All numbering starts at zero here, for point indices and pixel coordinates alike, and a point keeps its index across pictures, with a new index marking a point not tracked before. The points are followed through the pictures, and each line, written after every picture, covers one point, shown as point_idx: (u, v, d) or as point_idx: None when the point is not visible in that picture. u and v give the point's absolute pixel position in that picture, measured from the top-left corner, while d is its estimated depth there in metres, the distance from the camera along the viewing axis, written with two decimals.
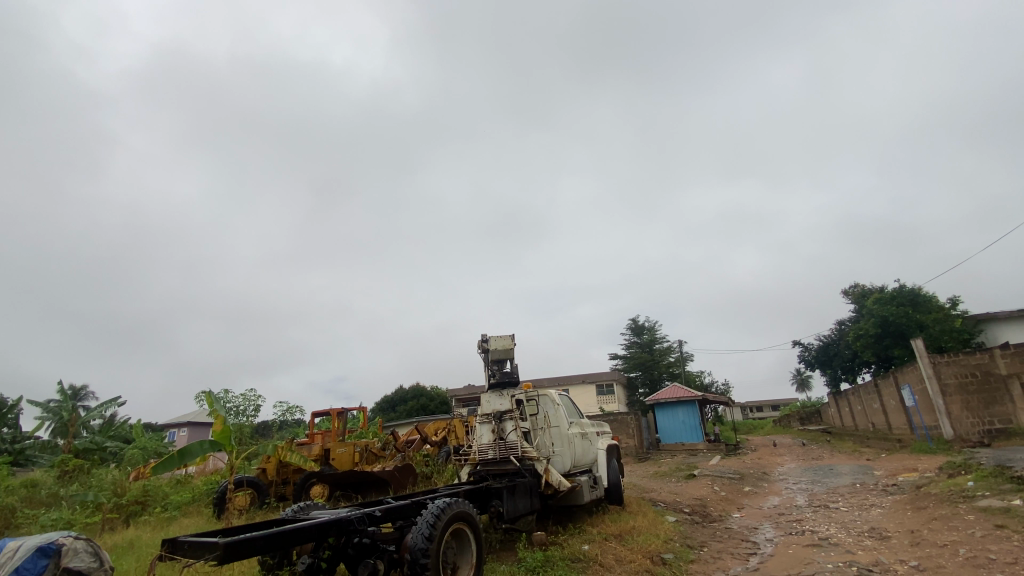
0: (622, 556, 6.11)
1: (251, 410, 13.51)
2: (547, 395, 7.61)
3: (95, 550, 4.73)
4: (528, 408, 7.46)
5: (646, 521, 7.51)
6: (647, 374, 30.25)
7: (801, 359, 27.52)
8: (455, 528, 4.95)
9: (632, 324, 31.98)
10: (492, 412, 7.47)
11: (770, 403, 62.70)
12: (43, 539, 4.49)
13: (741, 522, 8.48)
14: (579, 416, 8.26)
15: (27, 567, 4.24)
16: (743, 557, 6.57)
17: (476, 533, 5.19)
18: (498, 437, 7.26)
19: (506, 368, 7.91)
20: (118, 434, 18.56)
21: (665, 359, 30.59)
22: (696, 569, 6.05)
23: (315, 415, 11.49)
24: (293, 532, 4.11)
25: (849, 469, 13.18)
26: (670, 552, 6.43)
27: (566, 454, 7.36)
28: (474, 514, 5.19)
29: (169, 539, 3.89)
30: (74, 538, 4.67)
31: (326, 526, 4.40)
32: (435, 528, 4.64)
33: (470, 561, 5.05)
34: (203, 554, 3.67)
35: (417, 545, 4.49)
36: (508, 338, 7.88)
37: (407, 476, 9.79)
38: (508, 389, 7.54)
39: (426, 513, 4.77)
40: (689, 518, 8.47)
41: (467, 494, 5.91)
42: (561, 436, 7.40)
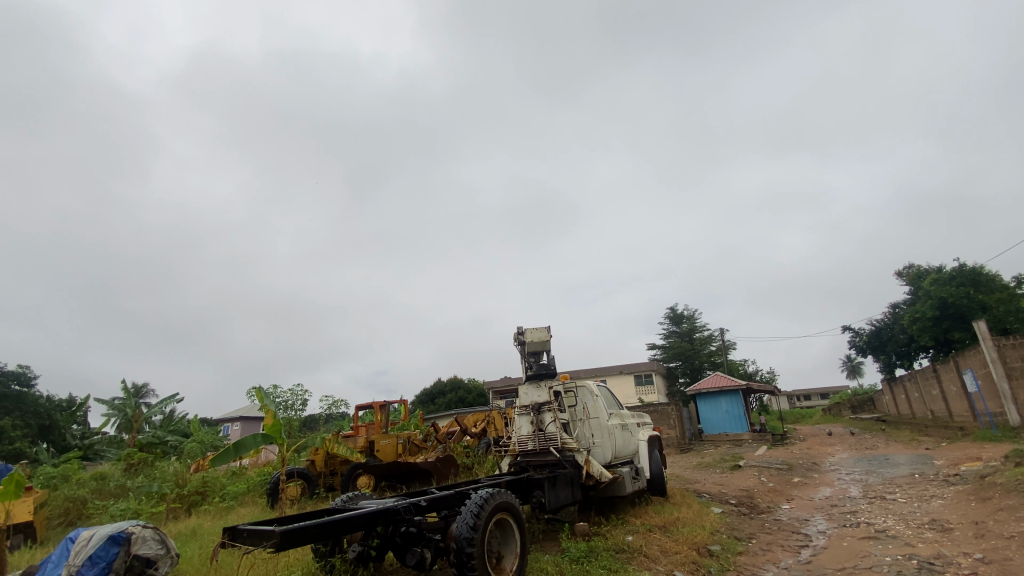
0: (668, 547, 6.04)
1: (299, 405, 14.05)
2: (585, 386, 7.54)
3: (161, 538, 5.05)
4: (567, 399, 7.44)
5: (691, 512, 7.38)
6: (688, 364, 29.64)
7: (851, 345, 26.35)
8: (499, 518, 5.00)
9: (670, 313, 31.31)
10: (530, 403, 7.49)
11: (818, 391, 60.42)
12: (114, 528, 4.81)
13: (790, 513, 8.23)
14: (619, 407, 8.17)
15: (100, 554, 4.54)
16: (794, 549, 6.38)
17: (519, 523, 5.22)
18: (537, 429, 7.27)
19: (543, 360, 7.89)
20: (177, 429, 19.65)
21: (706, 348, 29.86)
22: (745, 561, 5.90)
23: (358, 408, 11.83)
24: (343, 521, 4.25)
25: (906, 458, 12.55)
26: (717, 544, 6.30)
27: (606, 444, 7.29)
28: (516, 504, 5.23)
29: (229, 527, 4.10)
30: (141, 526, 4.99)
31: (375, 515, 4.53)
32: (480, 518, 4.70)
33: (515, 550, 5.08)
34: (260, 541, 3.85)
35: (462, 534, 4.57)
36: (544, 330, 7.86)
37: (449, 467, 9.99)
38: (546, 381, 7.54)
39: (470, 503, 4.83)
40: (735, 509, 8.28)
41: (508, 485, 5.96)
42: (601, 428, 7.33)
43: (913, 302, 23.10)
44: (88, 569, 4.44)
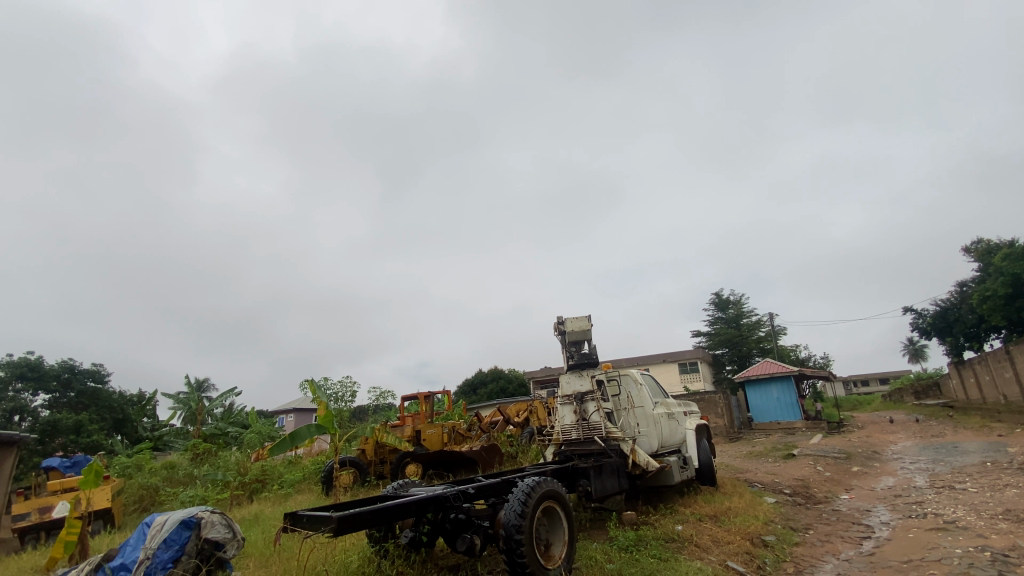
0: (720, 537, 5.91)
1: (348, 396, 14.55)
2: (628, 375, 7.42)
3: (228, 522, 5.37)
4: (610, 388, 7.36)
5: (743, 502, 7.19)
6: (735, 351, 28.71)
7: (913, 327, 24.81)
8: (546, 506, 5.03)
9: (716, 299, 30.33)
10: (572, 393, 7.45)
11: (878, 376, 57.48)
12: (185, 514, 5.14)
13: (850, 503, 7.88)
14: (665, 396, 8.02)
15: (174, 538, 4.88)
16: (855, 541, 6.11)
17: (566, 511, 5.23)
18: (581, 418, 7.24)
19: (584, 349, 7.84)
20: (237, 421, 20.76)
21: (754, 334, 28.82)
22: (802, 553, 5.71)
23: (404, 399, 12.14)
24: (396, 507, 4.38)
25: (977, 446, 11.75)
26: (772, 534, 6.12)
27: (652, 433, 7.17)
28: (563, 493, 5.24)
29: (290, 513, 4.31)
30: (210, 511, 5.31)
31: (425, 502, 4.64)
32: (528, 506, 4.74)
33: (564, 538, 5.10)
34: (318, 526, 4.02)
35: (510, 521, 4.62)
36: (585, 319, 7.79)
37: (493, 455, 10.15)
38: (588, 370, 7.48)
39: (517, 491, 4.88)
40: (790, 499, 8.01)
41: (554, 473, 5.98)
42: (647, 417, 7.21)
43: (983, 279, 21.47)
44: (162, 551, 4.78)
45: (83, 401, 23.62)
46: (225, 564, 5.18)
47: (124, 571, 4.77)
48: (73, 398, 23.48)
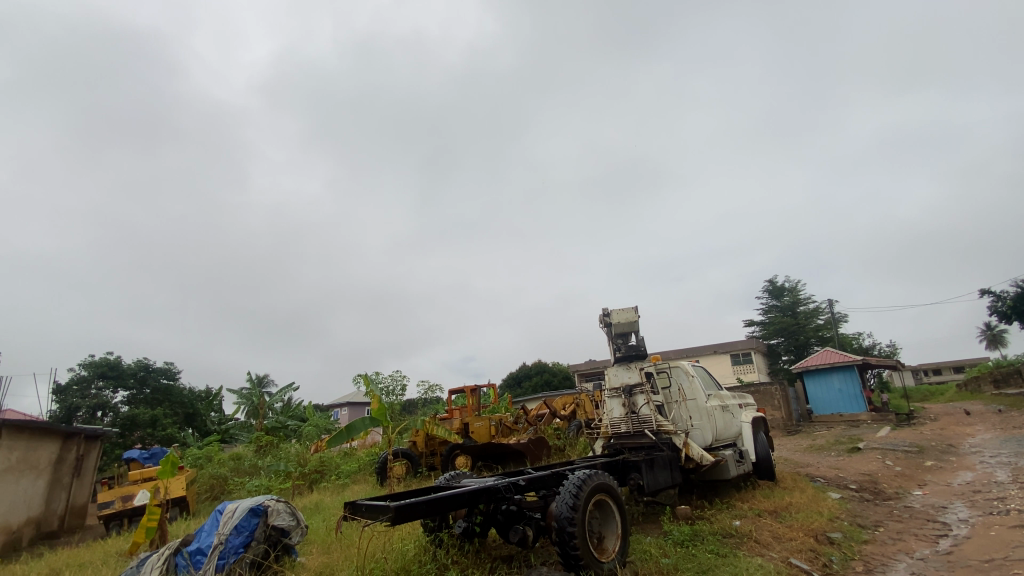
0: (781, 533, 5.69)
1: (399, 390, 14.98)
2: (679, 366, 7.24)
3: (292, 510, 5.66)
4: (660, 381, 7.21)
5: (805, 497, 6.89)
6: (791, 341, 27.45)
7: (991, 311, 22.89)
8: (598, 499, 4.99)
9: (770, 286, 29.01)
10: (620, 385, 7.34)
11: (952, 365, 53.44)
12: (253, 502, 5.44)
13: (924, 500, 7.39)
14: (718, 388, 7.77)
15: (244, 524, 5.19)
16: (930, 539, 5.73)
17: (618, 504, 5.18)
18: (630, 411, 7.13)
19: (632, 341, 7.71)
20: (295, 414, 21.75)
21: (812, 323, 27.45)
22: (872, 551, 5.41)
23: (451, 392, 12.36)
24: (449, 498, 4.46)
25: None
26: (838, 531, 5.83)
27: (706, 426, 6.97)
28: (615, 486, 5.19)
29: (349, 502, 4.47)
30: (275, 499, 5.61)
31: (477, 493, 4.71)
32: (579, 499, 4.72)
33: (617, 531, 5.05)
34: (376, 515, 4.16)
35: (562, 514, 4.61)
36: (631, 311, 7.66)
37: (541, 447, 10.23)
38: (636, 362, 7.34)
39: (568, 483, 4.87)
40: (856, 495, 7.60)
41: (604, 466, 5.92)
42: (699, 410, 7.02)
43: None
44: (235, 537, 5.09)
45: (157, 397, 25.42)
46: (291, 549, 5.48)
47: (201, 555, 5.10)
48: (148, 394, 25.30)
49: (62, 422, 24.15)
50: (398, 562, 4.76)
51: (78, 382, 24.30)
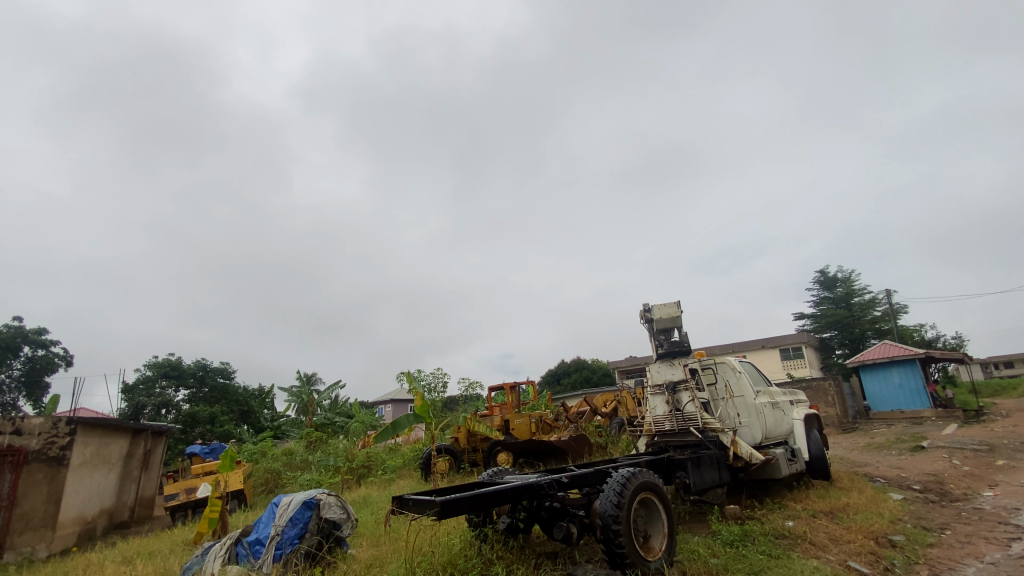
0: (838, 535, 5.44)
1: (440, 387, 15.27)
2: (725, 362, 7.03)
3: (343, 503, 5.86)
4: (705, 377, 7.04)
5: (863, 498, 6.55)
6: (846, 334, 26.09)
7: None
8: (643, 497, 4.92)
9: (821, 277, 27.63)
10: (664, 382, 7.19)
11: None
12: (306, 495, 5.68)
13: (996, 502, 6.89)
14: (767, 384, 7.51)
15: (298, 516, 5.42)
16: (1003, 543, 5.34)
17: (664, 503, 5.09)
18: (675, 408, 6.98)
19: (674, 337, 7.53)
20: (342, 411, 22.49)
21: (868, 315, 25.99)
22: (938, 555, 5.10)
23: (491, 389, 12.47)
24: (493, 494, 4.50)
25: None
26: (901, 534, 5.53)
27: (755, 424, 6.74)
28: (660, 484, 5.10)
29: (397, 496, 4.60)
30: (327, 493, 5.82)
31: (520, 490, 4.73)
32: (623, 496, 4.67)
33: (663, 530, 4.97)
34: (423, 510, 4.25)
35: (607, 511, 4.58)
36: (674, 306, 7.49)
37: (583, 445, 10.21)
38: (680, 359, 7.17)
39: (612, 481, 4.83)
40: (920, 496, 7.17)
41: (648, 464, 5.84)
42: (748, 407, 6.79)
43: None
44: (290, 529, 5.34)
45: (215, 395, 26.83)
46: (342, 542, 5.69)
47: (259, 545, 5.38)
48: (207, 392, 26.72)
49: (131, 419, 25.89)
50: (445, 556, 4.84)
51: (144, 382, 25.97)
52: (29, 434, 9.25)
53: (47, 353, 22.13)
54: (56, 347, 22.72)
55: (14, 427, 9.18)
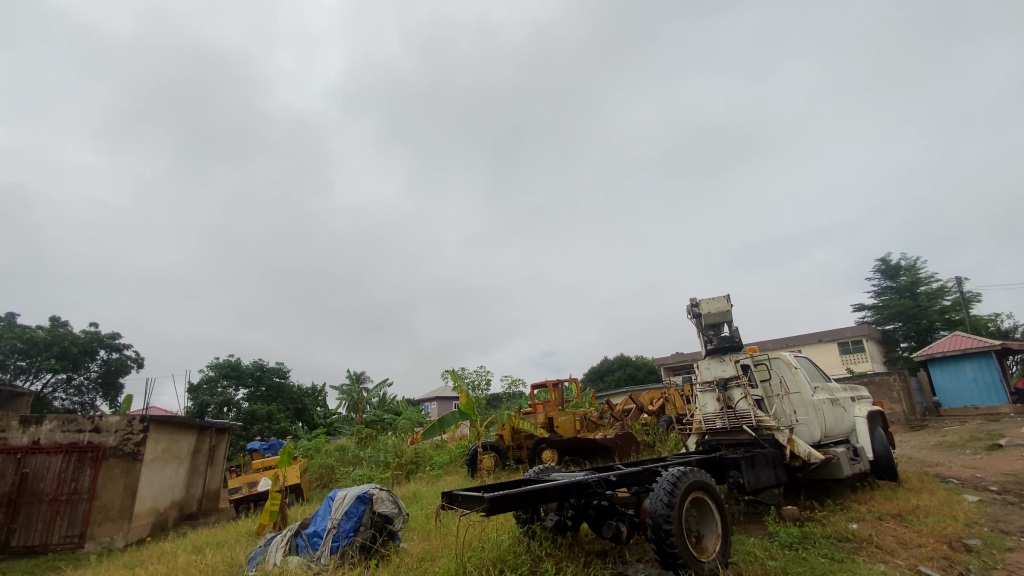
0: (907, 539, 5.13)
1: (484, 385, 15.43)
2: (780, 357, 6.75)
3: (394, 498, 6.02)
4: (758, 373, 6.79)
5: (934, 500, 6.14)
6: (911, 325, 24.49)
7: None
8: (695, 497, 4.80)
9: (882, 265, 25.99)
10: (714, 379, 6.97)
11: None
12: (360, 489, 5.87)
13: None
14: (826, 380, 7.17)
15: (353, 510, 5.62)
16: None
17: (718, 503, 4.95)
18: (726, 406, 6.76)
19: (724, 332, 7.30)
20: (390, 409, 23.10)
21: (936, 304, 24.26)
22: (1020, 560, 4.71)
23: (534, 387, 12.49)
24: (541, 491, 4.50)
25: None
26: (978, 538, 5.15)
27: (813, 422, 6.44)
28: (712, 483, 4.97)
29: (446, 492, 4.68)
30: (379, 488, 6.00)
31: (568, 487, 4.70)
32: (675, 496, 4.57)
33: (716, 531, 4.84)
34: (472, 505, 4.31)
35: (657, 510, 4.50)
36: (723, 300, 7.25)
37: (629, 444, 10.06)
38: (730, 354, 6.94)
39: (662, 480, 4.73)
40: (999, 498, 6.65)
41: (699, 463, 5.70)
42: (805, 403, 6.50)
43: None
44: (345, 522, 5.55)
45: (271, 394, 28.11)
46: (395, 535, 5.87)
47: (317, 537, 5.61)
48: (264, 390, 28.03)
49: (196, 417, 27.55)
50: (494, 552, 4.89)
51: (208, 382, 27.56)
52: (107, 431, 10.01)
53: (121, 356, 23.88)
54: (129, 349, 24.47)
55: (94, 425, 9.97)
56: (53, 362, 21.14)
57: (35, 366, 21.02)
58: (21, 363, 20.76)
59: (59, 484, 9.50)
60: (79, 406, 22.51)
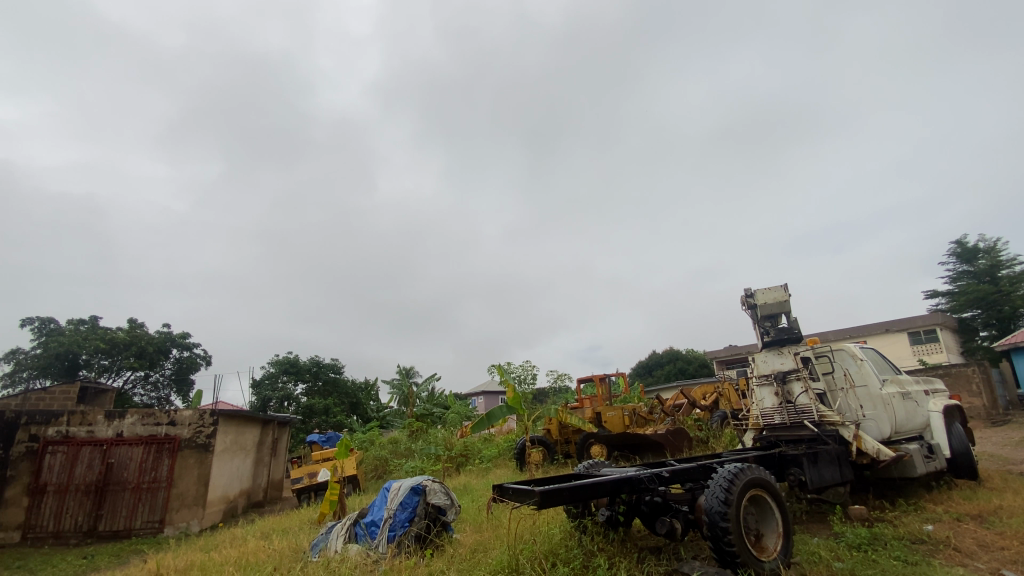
0: (989, 541, 4.76)
1: (530, 379, 15.51)
2: (843, 349, 6.42)
3: (446, 490, 6.14)
4: (820, 366, 6.46)
5: (1020, 499, 5.67)
6: (992, 312, 22.56)
7: None
8: (753, 495, 4.64)
9: (958, 248, 24.03)
10: (772, 372, 6.70)
11: None
12: (414, 481, 6.03)
13: None
14: (896, 373, 6.74)
15: (408, 501, 5.79)
16: None
17: (778, 501, 4.77)
18: (785, 400, 6.47)
19: (782, 324, 6.98)
20: (440, 402, 23.62)
21: (1020, 289, 22.20)
22: None
23: (580, 381, 12.43)
24: (592, 486, 4.47)
25: None
26: None
27: (882, 417, 6.09)
28: (772, 481, 4.79)
29: (497, 485, 4.73)
30: (432, 479, 6.14)
31: (619, 483, 4.65)
32: (731, 493, 4.43)
33: (777, 530, 4.67)
34: (522, 499, 4.34)
35: (713, 508, 4.38)
36: (780, 290, 6.95)
37: (681, 439, 9.82)
38: (789, 347, 6.64)
39: (718, 477, 4.60)
40: None
41: (757, 460, 5.51)
42: (873, 397, 6.14)
43: None
44: (401, 512, 5.73)
45: (328, 388, 29.36)
46: (448, 526, 6.00)
47: (374, 526, 5.83)
48: (321, 385, 29.33)
49: (260, 410, 29.20)
50: (546, 546, 4.92)
51: (269, 377, 29.15)
52: (181, 424, 10.78)
53: (191, 354, 25.59)
54: (198, 348, 26.19)
55: (170, 419, 10.75)
56: (132, 361, 22.87)
57: (117, 364, 22.79)
58: (105, 362, 22.59)
59: (140, 473, 10.31)
60: (156, 401, 24.33)
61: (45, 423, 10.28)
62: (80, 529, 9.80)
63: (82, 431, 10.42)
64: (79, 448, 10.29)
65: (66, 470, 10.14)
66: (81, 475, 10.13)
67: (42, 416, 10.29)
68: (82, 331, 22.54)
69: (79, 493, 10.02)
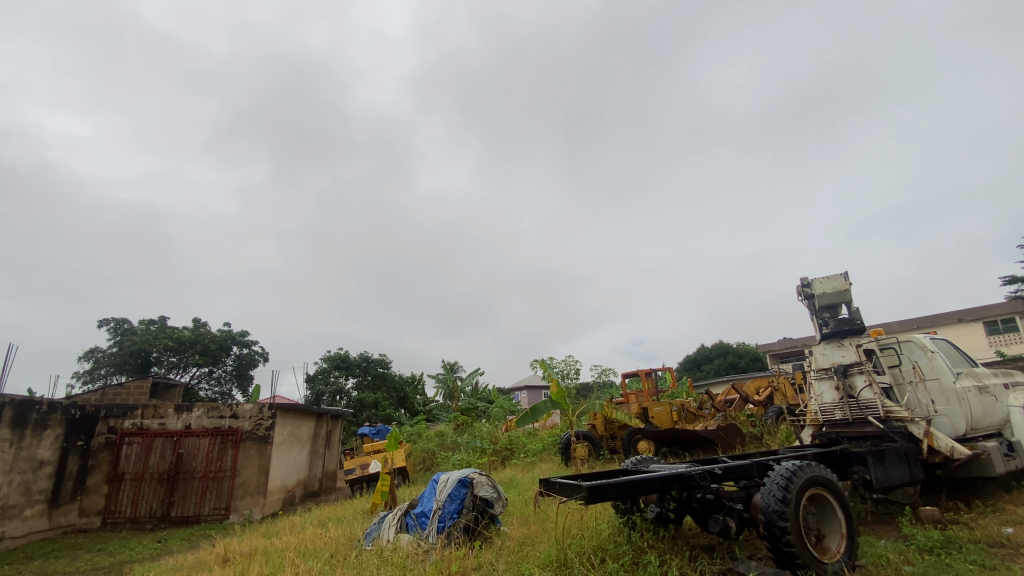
0: None
1: (574, 374, 15.44)
2: (911, 340, 6.05)
3: (493, 483, 6.21)
4: (885, 359, 6.10)
5: None
6: None
7: None
8: (813, 494, 4.44)
9: None
10: (831, 365, 6.34)
11: None
12: (461, 473, 6.12)
13: None
14: (971, 366, 6.25)
15: (456, 493, 5.88)
16: None
17: (841, 501, 4.54)
18: (847, 396, 6.12)
19: (843, 315, 6.60)
20: (485, 397, 23.88)
21: None
22: None
23: (624, 376, 12.26)
24: (641, 482, 4.39)
25: None
26: None
27: (956, 413, 5.69)
28: (833, 480, 4.56)
29: (544, 479, 4.73)
30: (479, 473, 6.23)
31: (670, 479, 4.54)
32: (789, 491, 4.25)
33: (840, 531, 4.44)
34: (570, 494, 4.32)
35: (770, 506, 4.22)
36: (840, 279, 6.58)
37: (733, 435, 9.51)
38: (850, 339, 6.26)
39: (775, 475, 4.42)
40: None
41: (817, 458, 5.26)
42: (945, 392, 5.75)
43: None
44: (449, 504, 5.83)
45: (377, 383, 30.25)
46: (496, 519, 6.08)
47: (424, 517, 5.97)
48: (371, 380, 30.25)
49: (314, 404, 30.50)
50: (594, 541, 4.89)
51: (322, 372, 30.37)
52: (243, 417, 11.45)
53: (250, 351, 26.98)
54: (256, 345, 27.56)
55: (233, 412, 11.44)
56: (197, 358, 24.36)
57: (184, 361, 24.34)
58: (173, 359, 24.18)
59: (207, 463, 10.99)
60: (220, 395, 25.83)
61: (122, 416, 11.12)
62: (154, 515, 10.55)
63: (155, 423, 11.22)
64: (152, 439, 11.06)
65: (141, 459, 10.91)
66: (155, 463, 10.91)
67: (120, 410, 11.12)
68: (152, 330, 24.21)
69: (153, 480, 10.80)
